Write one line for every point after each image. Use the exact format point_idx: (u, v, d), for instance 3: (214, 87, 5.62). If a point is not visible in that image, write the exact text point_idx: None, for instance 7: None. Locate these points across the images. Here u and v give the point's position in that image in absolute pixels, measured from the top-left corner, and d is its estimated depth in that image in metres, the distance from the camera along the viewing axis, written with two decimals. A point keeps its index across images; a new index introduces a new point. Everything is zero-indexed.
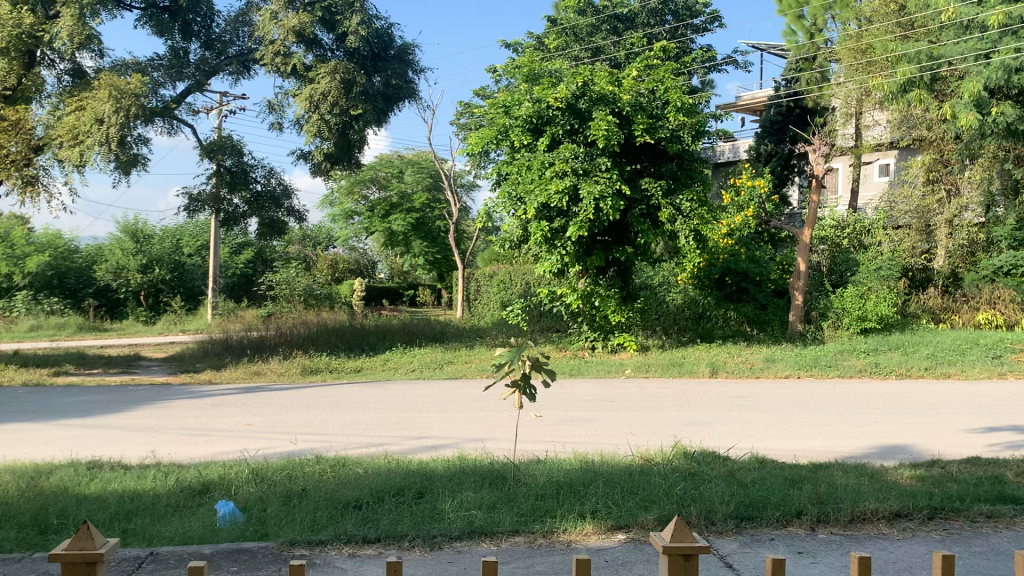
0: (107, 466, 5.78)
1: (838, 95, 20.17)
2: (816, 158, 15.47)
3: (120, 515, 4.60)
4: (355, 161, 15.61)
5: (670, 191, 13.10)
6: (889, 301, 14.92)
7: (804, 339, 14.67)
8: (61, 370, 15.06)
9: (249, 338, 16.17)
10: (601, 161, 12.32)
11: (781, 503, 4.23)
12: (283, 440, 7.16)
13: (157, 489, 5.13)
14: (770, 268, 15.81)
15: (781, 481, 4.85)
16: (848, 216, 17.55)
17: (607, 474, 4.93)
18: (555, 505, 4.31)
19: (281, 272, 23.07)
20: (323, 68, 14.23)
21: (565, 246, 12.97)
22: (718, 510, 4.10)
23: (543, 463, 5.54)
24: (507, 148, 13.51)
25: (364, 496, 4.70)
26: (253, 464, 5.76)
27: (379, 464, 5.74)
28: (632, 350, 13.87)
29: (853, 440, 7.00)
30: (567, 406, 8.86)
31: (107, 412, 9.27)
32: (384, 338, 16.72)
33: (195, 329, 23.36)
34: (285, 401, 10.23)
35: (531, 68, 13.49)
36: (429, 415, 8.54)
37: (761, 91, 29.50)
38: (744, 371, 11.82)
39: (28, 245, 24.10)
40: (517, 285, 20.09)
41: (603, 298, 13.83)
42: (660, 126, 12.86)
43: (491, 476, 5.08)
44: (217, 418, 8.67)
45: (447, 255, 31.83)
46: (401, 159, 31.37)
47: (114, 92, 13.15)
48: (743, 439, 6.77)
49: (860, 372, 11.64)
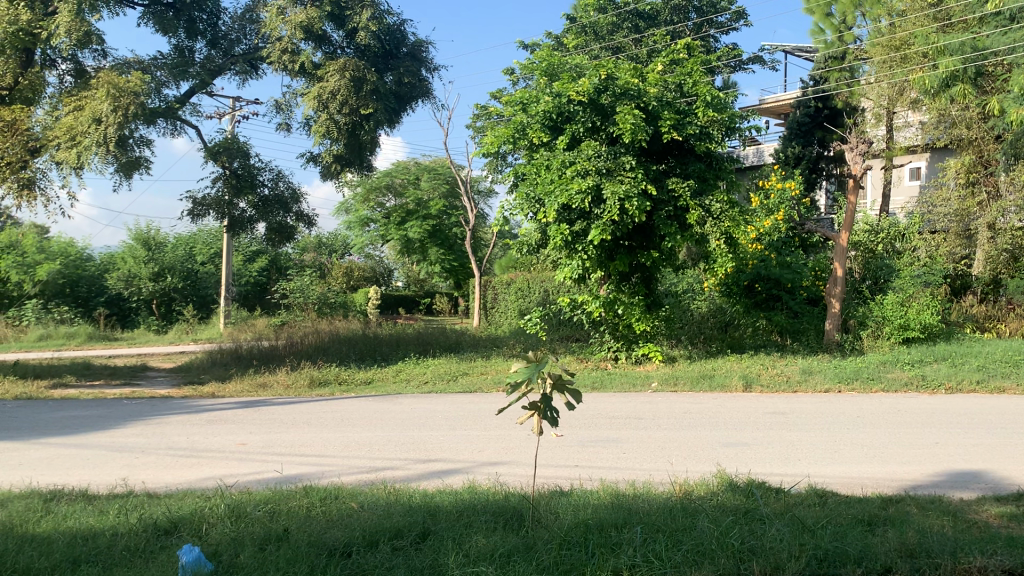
0: (66, 498, 5.05)
1: (869, 94, 19.33)
2: (853, 157, 14.54)
3: (66, 563, 3.89)
4: (366, 164, 14.92)
5: (699, 192, 12.30)
6: (933, 309, 14.04)
7: (842, 349, 13.76)
8: (61, 381, 14.42)
9: (259, 348, 15.53)
10: (625, 159, 11.55)
11: (863, 555, 3.46)
12: (276, 464, 6.42)
13: (120, 527, 4.40)
14: (804, 274, 14.77)
15: (853, 524, 4.08)
16: (882, 220, 16.44)
17: (643, 513, 4.16)
18: (584, 558, 3.54)
19: (295, 280, 22.42)
20: (332, 65, 13.52)
21: (586, 251, 12.19)
22: (788, 566, 3.35)
23: (567, 496, 4.76)
24: (524, 147, 12.85)
25: (357, 543, 3.99)
26: (233, 495, 5.01)
27: (377, 496, 4.98)
28: (659, 361, 13.07)
29: (916, 466, 6.19)
30: (591, 425, 8.07)
31: (93, 429, 8.58)
32: (397, 348, 16.01)
33: (207, 338, 22.79)
34: (284, 417, 9.49)
35: (551, 63, 12.79)
36: (438, 434, 7.78)
37: (786, 94, 28.51)
38: (780, 385, 10.98)
39: (39, 253, 23.71)
40: (535, 293, 19.28)
41: (626, 306, 13.08)
42: (689, 122, 12.06)
43: (508, 514, 4.33)
44: (210, 437, 7.94)
45: (463, 262, 31.08)
46: (418, 165, 30.61)
47: (112, 90, 12.49)
48: (792, 465, 5.99)
49: (906, 386, 10.76)
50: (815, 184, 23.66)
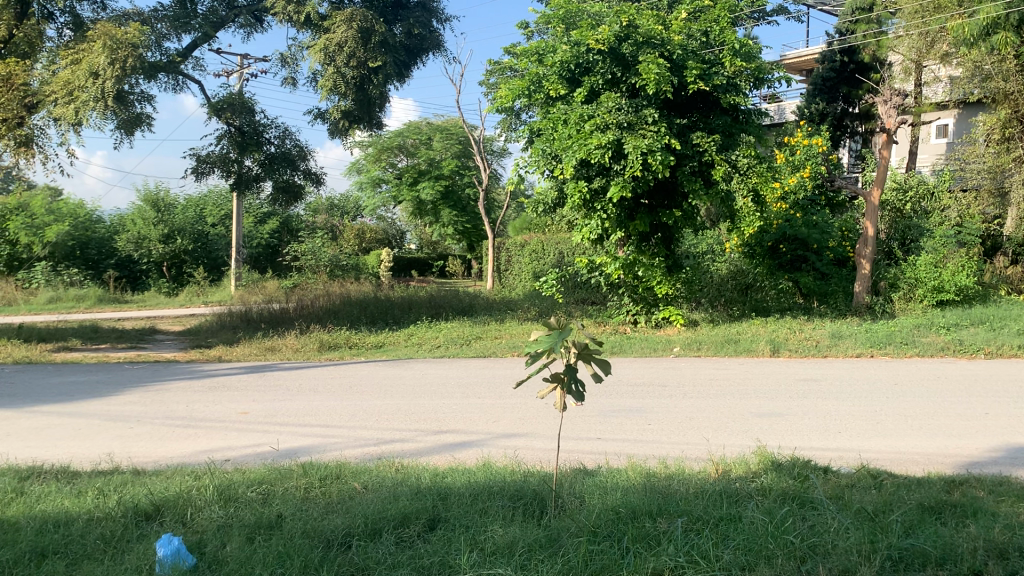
0: (43, 476, 4.62)
1: (899, 46, 18.50)
2: (887, 110, 13.77)
3: (31, 555, 3.46)
4: (376, 120, 14.26)
5: (724, 147, 11.69)
6: (968, 270, 13.44)
7: (872, 312, 13.18)
8: (65, 345, 14.05)
9: (269, 311, 15.11)
10: (648, 112, 10.92)
11: (945, 555, 3.00)
12: (276, 436, 6.00)
13: (97, 510, 3.97)
14: (832, 233, 14.08)
15: (920, 513, 3.59)
16: (910, 176, 15.59)
17: (681, 499, 3.69)
18: (618, 556, 3.09)
19: (307, 242, 21.92)
20: (339, 15, 12.86)
21: (605, 210, 11.66)
22: (859, 570, 2.90)
23: (592, 476, 4.30)
24: (540, 101, 12.24)
25: (358, 532, 3.53)
26: (226, 474, 4.56)
27: (383, 474, 4.53)
28: (680, 325, 12.56)
29: (970, 439, 5.68)
30: (612, 393, 7.61)
31: (89, 396, 8.17)
32: (409, 312, 15.57)
33: (218, 300, 22.42)
34: (290, 383, 9.07)
35: (568, 10, 12.08)
36: (450, 404, 7.33)
37: (808, 49, 27.56)
38: (809, 349, 10.47)
39: (47, 215, 23.25)
40: (550, 255, 18.80)
41: (646, 268, 12.55)
42: (715, 73, 11.39)
43: (528, 499, 3.86)
44: (210, 405, 7.52)
45: (476, 223, 30.49)
46: (430, 125, 29.80)
47: (109, 42, 11.88)
48: (833, 439, 5.52)
49: (942, 350, 10.22)
50: (839, 141, 23.00)
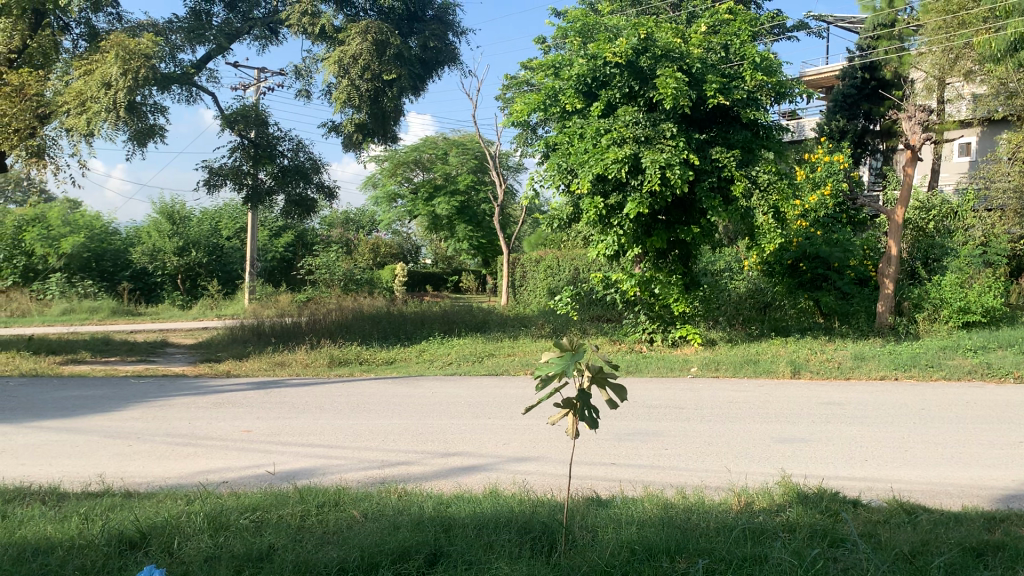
0: (28, 498, 4.39)
1: (922, 63, 18.21)
2: (911, 126, 13.41)
3: None
4: (390, 134, 14.09)
5: (744, 162, 11.41)
6: (995, 291, 13.05)
7: (896, 333, 12.84)
8: (74, 358, 13.90)
9: (281, 325, 14.92)
10: (666, 126, 10.69)
11: None
12: (277, 456, 5.77)
13: (81, 536, 3.74)
14: (856, 252, 13.72)
15: (962, 556, 3.31)
16: (933, 195, 15.29)
17: (702, 536, 3.42)
18: None
19: (321, 256, 21.75)
20: (355, 27, 12.71)
21: (622, 225, 11.41)
22: None
23: (607, 507, 4.03)
24: (556, 115, 12.03)
25: (353, 568, 3.29)
26: (220, 498, 4.33)
27: (385, 501, 4.28)
28: (697, 344, 12.26)
29: (1006, 470, 5.37)
30: (628, 415, 7.33)
31: (90, 412, 7.96)
32: (422, 327, 15.35)
33: (231, 313, 22.30)
34: (297, 399, 8.85)
35: (585, 23, 11.89)
36: (460, 424, 7.07)
37: (829, 66, 27.29)
38: (831, 371, 10.14)
39: (64, 226, 23.24)
40: (566, 271, 18.57)
41: (663, 285, 12.30)
42: (736, 87, 11.16)
43: (536, 532, 3.61)
44: (213, 422, 7.30)
45: (492, 239, 30.29)
46: (447, 139, 29.68)
47: (121, 53, 11.80)
48: (861, 469, 5.21)
49: (970, 374, 9.86)
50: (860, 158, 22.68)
